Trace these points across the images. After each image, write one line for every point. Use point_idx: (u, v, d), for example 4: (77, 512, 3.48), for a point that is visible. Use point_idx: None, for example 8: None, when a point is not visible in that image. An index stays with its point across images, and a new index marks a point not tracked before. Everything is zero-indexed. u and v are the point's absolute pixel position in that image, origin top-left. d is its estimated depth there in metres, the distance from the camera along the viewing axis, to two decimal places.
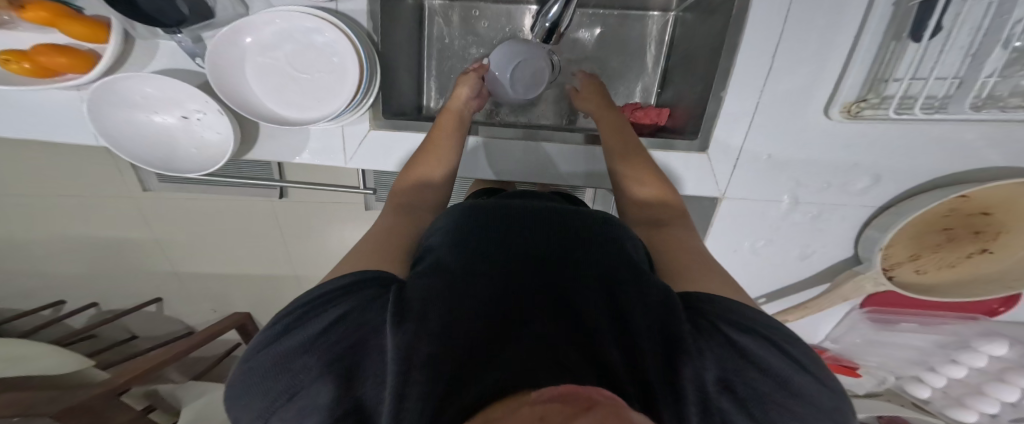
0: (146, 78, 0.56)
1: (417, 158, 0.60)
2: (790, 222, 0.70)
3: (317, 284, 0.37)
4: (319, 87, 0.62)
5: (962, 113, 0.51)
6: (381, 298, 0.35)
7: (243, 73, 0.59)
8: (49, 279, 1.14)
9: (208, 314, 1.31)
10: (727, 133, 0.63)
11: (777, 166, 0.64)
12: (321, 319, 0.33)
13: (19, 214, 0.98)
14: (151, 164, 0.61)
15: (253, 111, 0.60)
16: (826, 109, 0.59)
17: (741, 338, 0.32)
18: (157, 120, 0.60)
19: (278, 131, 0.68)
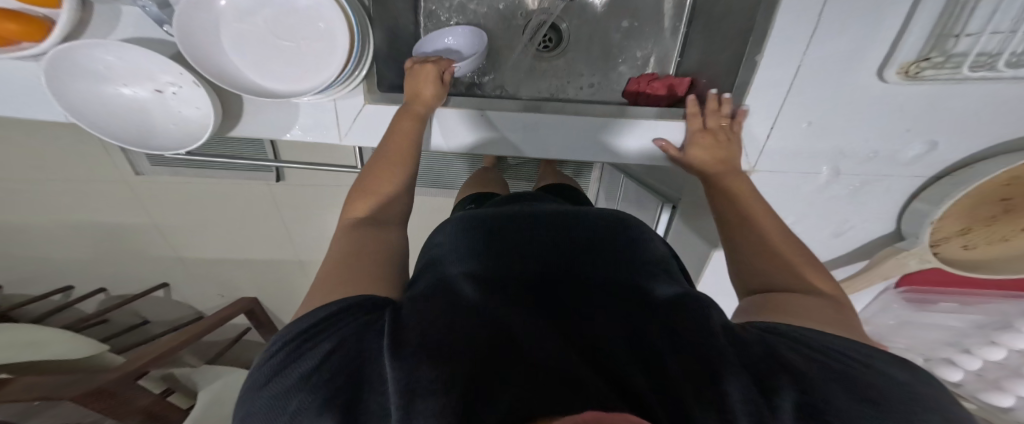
0: (106, 45, 0.51)
1: (372, 172, 0.53)
2: (827, 195, 0.64)
3: (312, 313, 0.34)
4: (305, 56, 0.57)
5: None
6: (378, 324, 0.32)
7: (218, 41, 0.53)
8: (55, 265, 1.13)
9: (216, 299, 1.31)
10: (758, 99, 0.57)
11: (816, 134, 0.58)
12: (317, 349, 0.30)
13: (16, 199, 0.96)
14: (127, 142, 0.57)
15: (230, 82, 0.54)
16: (880, 70, 0.51)
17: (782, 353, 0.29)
18: (127, 93, 0.55)
19: (264, 105, 0.62)
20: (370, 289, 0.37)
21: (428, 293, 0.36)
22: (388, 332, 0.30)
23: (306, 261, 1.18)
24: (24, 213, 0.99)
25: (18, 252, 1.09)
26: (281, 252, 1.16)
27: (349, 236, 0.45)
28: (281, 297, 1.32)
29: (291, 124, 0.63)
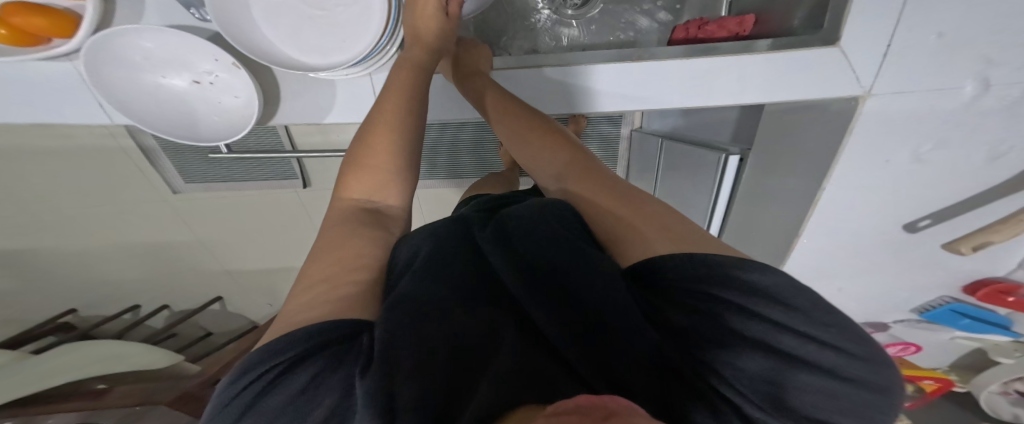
0: (144, 32, 0.51)
1: (368, 134, 0.44)
2: (965, 121, 0.49)
3: (254, 352, 0.26)
4: (338, 24, 0.54)
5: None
6: (352, 344, 0.26)
7: (247, 14, 0.51)
8: (122, 287, 1.20)
9: (266, 308, 1.33)
10: (866, 2, 0.45)
11: (955, 42, 0.44)
12: (284, 386, 0.24)
13: (77, 227, 1.01)
14: (169, 133, 0.57)
15: (264, 55, 0.50)
16: None
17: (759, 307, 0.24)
18: (168, 84, 0.56)
19: (303, 88, 0.60)
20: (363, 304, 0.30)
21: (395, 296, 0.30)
22: (363, 352, 0.25)
23: None
24: (86, 239, 1.04)
25: (86, 278, 1.16)
26: None
27: (349, 222, 0.38)
28: None
29: (330, 104, 0.61)
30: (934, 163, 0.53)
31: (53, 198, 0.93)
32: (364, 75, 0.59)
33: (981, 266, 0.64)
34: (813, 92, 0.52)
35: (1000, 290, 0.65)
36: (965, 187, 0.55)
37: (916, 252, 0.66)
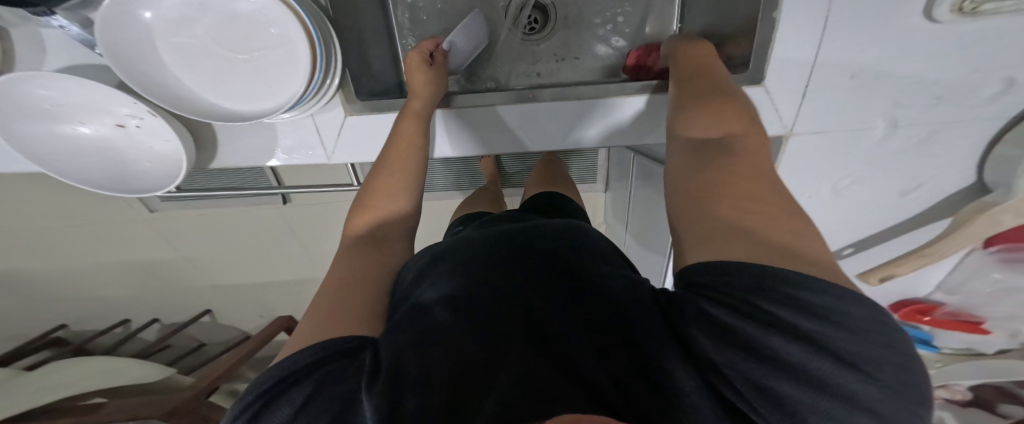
0: (42, 80, 0.49)
1: (373, 182, 0.51)
2: (882, 153, 0.54)
3: (272, 363, 0.30)
4: (261, 67, 0.53)
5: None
6: (357, 364, 0.29)
7: (164, 61, 0.52)
8: (110, 304, 1.22)
9: (256, 319, 1.36)
10: (781, 56, 0.48)
11: (863, 85, 0.48)
12: (289, 401, 0.27)
13: (62, 248, 1.03)
14: (104, 180, 0.58)
15: (189, 107, 0.54)
16: (930, 10, 0.42)
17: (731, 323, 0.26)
18: (87, 130, 0.55)
19: (242, 131, 0.62)
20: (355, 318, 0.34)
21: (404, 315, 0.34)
22: (366, 370, 0.28)
23: None
24: (67, 259, 1.06)
25: (67, 295, 1.17)
26: (305, 271, 1.18)
27: (352, 255, 0.43)
28: None
29: (274, 147, 0.63)
30: (863, 183, 0.59)
31: (27, 220, 0.94)
32: (306, 116, 0.61)
33: (905, 283, 0.77)
34: None
35: (917, 310, 0.81)
36: (893, 209, 0.63)
37: (863, 258, 0.71)
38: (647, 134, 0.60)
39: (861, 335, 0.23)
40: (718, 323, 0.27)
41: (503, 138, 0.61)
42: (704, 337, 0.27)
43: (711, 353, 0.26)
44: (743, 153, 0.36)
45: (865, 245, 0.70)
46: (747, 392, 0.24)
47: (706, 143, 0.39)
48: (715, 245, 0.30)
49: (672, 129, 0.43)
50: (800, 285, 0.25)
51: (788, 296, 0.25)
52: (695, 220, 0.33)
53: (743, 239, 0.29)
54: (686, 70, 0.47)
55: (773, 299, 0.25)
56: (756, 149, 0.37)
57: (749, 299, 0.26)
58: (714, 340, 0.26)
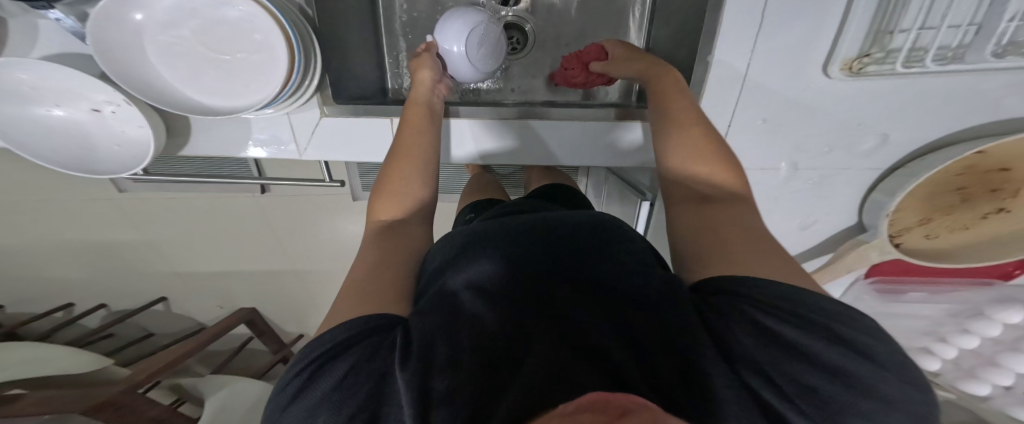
0: (21, 63, 0.49)
1: (391, 164, 0.54)
2: (790, 190, 0.65)
3: (314, 338, 0.34)
4: (244, 71, 0.54)
5: (980, 63, 0.46)
6: (390, 342, 0.33)
7: (143, 56, 0.51)
8: (57, 285, 1.17)
9: (216, 311, 1.32)
10: (708, 98, 0.57)
11: (772, 129, 0.59)
12: (330, 373, 0.31)
13: (15, 221, 1.00)
14: (71, 163, 0.56)
15: (160, 98, 0.52)
16: (825, 67, 0.53)
17: (767, 326, 0.30)
18: (59, 114, 0.54)
19: (214, 123, 0.63)
20: (385, 301, 0.38)
21: (433, 301, 0.37)
22: (399, 349, 0.31)
23: (303, 271, 1.20)
24: (24, 234, 1.04)
25: (12, 273, 1.12)
26: (277, 263, 1.18)
27: (381, 239, 0.47)
28: (280, 307, 1.33)
29: (246, 139, 0.64)
30: (769, 218, 0.70)
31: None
32: (281, 114, 0.63)
33: None
34: None
35: None
36: (807, 240, 0.73)
37: None
38: (629, 158, 0.69)
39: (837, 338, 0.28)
40: (758, 325, 0.30)
41: (516, 153, 0.69)
42: (745, 337, 0.30)
43: (754, 355, 0.29)
44: (724, 204, 0.44)
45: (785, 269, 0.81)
46: (790, 388, 0.27)
47: (711, 200, 0.45)
48: (727, 262, 0.36)
49: (674, 169, 0.49)
50: (785, 298, 0.31)
51: (805, 316, 0.30)
52: (698, 244, 0.40)
53: (748, 254, 0.36)
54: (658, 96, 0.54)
55: (767, 309, 0.31)
56: (752, 208, 0.43)
57: (787, 309, 0.30)
58: (756, 340, 0.29)
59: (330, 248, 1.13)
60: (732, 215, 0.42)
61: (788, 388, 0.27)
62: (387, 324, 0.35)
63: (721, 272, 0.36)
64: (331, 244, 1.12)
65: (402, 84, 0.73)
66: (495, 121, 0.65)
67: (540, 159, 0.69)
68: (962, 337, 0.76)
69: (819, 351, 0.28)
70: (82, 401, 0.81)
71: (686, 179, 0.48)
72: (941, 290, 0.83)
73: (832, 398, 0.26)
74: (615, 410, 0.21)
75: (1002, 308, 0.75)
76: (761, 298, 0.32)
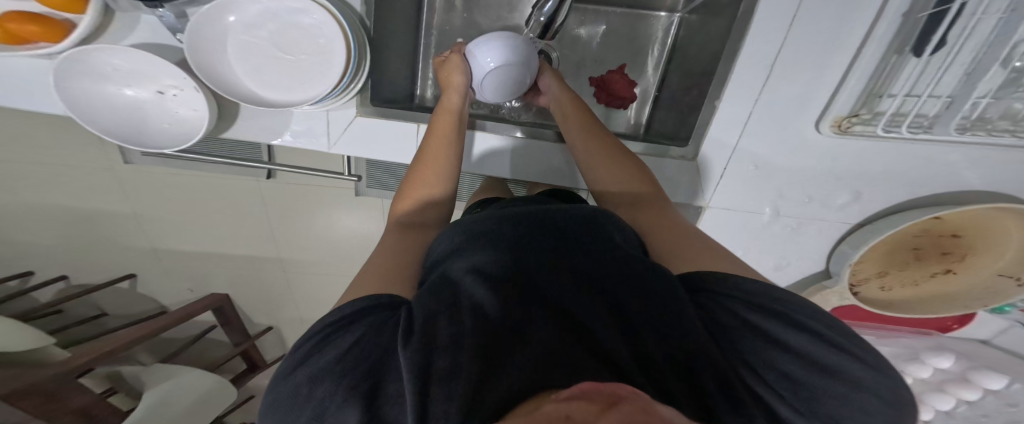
0: (115, 50, 0.57)
1: (415, 169, 0.59)
2: (770, 233, 0.74)
3: (329, 312, 0.38)
4: (302, 69, 0.64)
5: (944, 135, 0.53)
6: (393, 321, 0.36)
7: (223, 51, 0.61)
8: (21, 249, 1.11)
9: (185, 294, 1.26)
10: (713, 137, 0.66)
11: (763, 175, 0.67)
12: (336, 346, 0.34)
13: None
14: (119, 134, 0.62)
15: (227, 89, 0.61)
16: (817, 122, 0.61)
17: (758, 322, 0.35)
18: (129, 93, 0.62)
19: (260, 111, 0.68)
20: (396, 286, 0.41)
21: (436, 283, 0.39)
22: (401, 326, 0.33)
23: (288, 260, 1.18)
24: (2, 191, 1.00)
25: None
26: (261, 249, 1.15)
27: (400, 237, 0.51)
28: (255, 296, 1.29)
29: (282, 129, 0.69)
30: (751, 256, 0.78)
31: None
32: (321, 110, 0.68)
33: None
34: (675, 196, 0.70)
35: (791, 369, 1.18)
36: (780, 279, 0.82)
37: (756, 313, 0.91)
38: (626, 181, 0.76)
39: (803, 332, 0.33)
40: (746, 320, 0.35)
41: (528, 169, 0.75)
42: (738, 331, 0.34)
43: (739, 345, 0.34)
44: (652, 204, 0.52)
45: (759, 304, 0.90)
46: (773, 376, 0.32)
47: (637, 199, 0.54)
48: (684, 259, 0.43)
49: (612, 180, 0.57)
50: (763, 302, 0.36)
51: (787, 316, 0.35)
52: (655, 237, 0.47)
53: (702, 255, 0.42)
54: (574, 122, 0.63)
55: (752, 312, 0.35)
56: (668, 201, 0.53)
57: (764, 308, 0.35)
58: (742, 335, 0.34)
59: (322, 240, 1.12)
60: (657, 215, 0.50)
61: (770, 375, 0.32)
62: (389, 305, 0.38)
63: (684, 270, 0.41)
64: (323, 237, 1.11)
65: (427, 92, 0.81)
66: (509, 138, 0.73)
67: (550, 178, 0.76)
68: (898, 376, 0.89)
69: (799, 343, 0.33)
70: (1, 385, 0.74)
71: (614, 185, 0.57)
72: (889, 334, 0.92)
73: (808, 381, 0.31)
74: (608, 398, 0.21)
75: (936, 354, 0.87)
76: (746, 301, 0.36)
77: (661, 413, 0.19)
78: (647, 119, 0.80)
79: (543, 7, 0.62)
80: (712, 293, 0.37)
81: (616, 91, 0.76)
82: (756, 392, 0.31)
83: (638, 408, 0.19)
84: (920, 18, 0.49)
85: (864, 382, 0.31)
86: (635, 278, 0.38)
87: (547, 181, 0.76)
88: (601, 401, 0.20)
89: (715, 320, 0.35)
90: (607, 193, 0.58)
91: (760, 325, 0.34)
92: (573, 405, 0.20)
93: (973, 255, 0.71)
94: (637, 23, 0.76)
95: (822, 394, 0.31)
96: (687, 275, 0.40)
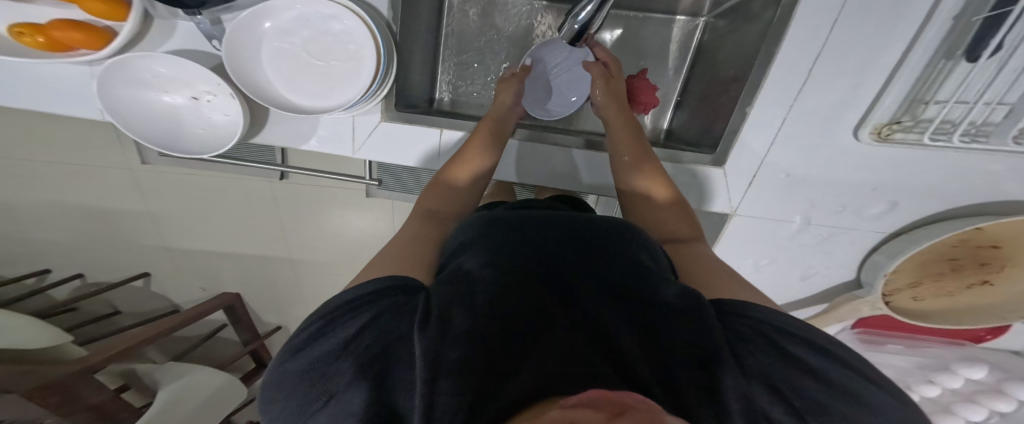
0: (157, 57, 0.57)
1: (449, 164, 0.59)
2: (798, 241, 0.72)
3: (342, 289, 0.36)
4: (332, 74, 0.64)
5: (1001, 145, 0.50)
6: (410, 304, 0.33)
7: (257, 56, 0.61)
8: (38, 246, 1.12)
9: (197, 293, 1.26)
10: (744, 143, 0.64)
11: (794, 184, 0.65)
12: (348, 325, 0.32)
13: (21, 175, 0.98)
14: (155, 141, 0.62)
15: (256, 92, 0.61)
16: (856, 129, 0.59)
17: (790, 349, 0.32)
18: (165, 99, 0.62)
19: (286, 117, 0.68)
20: (413, 269, 0.40)
21: (454, 275, 0.37)
22: (418, 313, 0.31)
23: (299, 260, 1.17)
24: (23, 190, 1.00)
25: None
26: (273, 248, 1.15)
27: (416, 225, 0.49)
28: (265, 295, 1.28)
29: (310, 134, 0.69)
30: (776, 265, 0.77)
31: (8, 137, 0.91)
32: (348, 116, 0.68)
33: None
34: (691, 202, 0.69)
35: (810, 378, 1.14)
36: (806, 287, 0.80)
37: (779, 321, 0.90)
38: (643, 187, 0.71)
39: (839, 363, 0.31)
40: (776, 346, 0.32)
41: (536, 172, 0.72)
42: (761, 354, 0.31)
43: (765, 369, 0.31)
44: (686, 242, 0.50)
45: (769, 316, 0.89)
46: (801, 404, 0.29)
47: (674, 240, 0.51)
48: (720, 287, 0.40)
49: (646, 209, 0.56)
50: (800, 330, 0.33)
51: (819, 347, 0.32)
52: (682, 266, 0.45)
53: (739, 287, 0.39)
54: (620, 133, 0.62)
55: (794, 342, 0.32)
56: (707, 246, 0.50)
57: (806, 339, 0.32)
58: (768, 358, 0.31)
59: (332, 240, 1.11)
60: (694, 252, 0.48)
61: (801, 403, 0.29)
62: (407, 289, 0.35)
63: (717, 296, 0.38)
64: (334, 237, 1.11)
65: (443, 96, 0.81)
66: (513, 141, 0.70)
67: (555, 180, 0.72)
68: (925, 386, 0.83)
69: (832, 373, 0.30)
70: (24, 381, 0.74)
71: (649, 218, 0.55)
72: (917, 344, 0.90)
73: (842, 413, 0.28)
74: (611, 407, 0.19)
75: (967, 364, 0.83)
76: (781, 328, 0.33)
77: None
78: (668, 124, 0.79)
79: (578, 13, 0.55)
80: (744, 315, 0.35)
81: (642, 99, 0.72)
82: (768, 413, 0.29)
83: (644, 416, 0.18)
84: (975, 21, 0.47)
85: (896, 416, 0.28)
86: (660, 289, 0.36)
87: (552, 184, 0.73)
88: (605, 411, 0.19)
89: (741, 340, 0.32)
90: (647, 217, 0.55)
91: (794, 352, 0.32)
92: (577, 413, 0.19)
93: (1013, 266, 0.67)
94: (661, 27, 0.75)
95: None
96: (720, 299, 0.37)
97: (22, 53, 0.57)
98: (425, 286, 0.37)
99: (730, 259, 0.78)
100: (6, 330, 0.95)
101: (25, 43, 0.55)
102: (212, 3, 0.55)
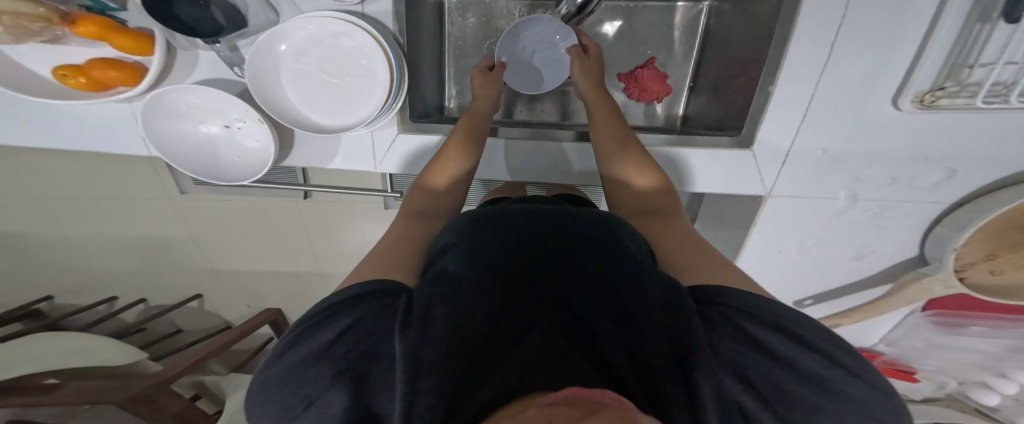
0: (192, 90, 0.60)
1: (436, 160, 0.57)
2: (846, 220, 0.65)
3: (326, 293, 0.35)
4: (350, 92, 0.65)
5: None
6: (393, 307, 0.32)
7: (277, 79, 0.63)
8: (104, 276, 1.23)
9: (243, 310, 1.34)
10: (770, 122, 0.58)
11: (833, 160, 0.58)
12: (328, 329, 0.31)
13: (83, 214, 1.08)
14: (195, 171, 0.65)
15: (283, 115, 0.63)
16: (895, 99, 0.52)
17: (751, 331, 0.28)
18: (202, 130, 0.65)
19: (312, 137, 0.69)
20: (394, 272, 0.37)
21: (435, 276, 0.35)
22: (400, 313, 0.31)
23: (331, 274, 1.21)
24: (86, 227, 1.11)
25: (70, 261, 1.19)
26: (305, 265, 1.20)
27: (405, 227, 0.48)
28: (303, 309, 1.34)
29: (333, 154, 0.70)
30: (823, 245, 0.70)
31: (67, 181, 1.00)
32: (367, 132, 0.69)
33: (862, 331, 0.89)
34: (691, 186, 0.64)
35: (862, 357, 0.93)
36: (866, 267, 0.72)
37: (837, 306, 0.81)
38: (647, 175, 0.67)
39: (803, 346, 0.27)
40: (740, 327, 0.29)
41: (544, 171, 0.70)
42: (727, 341, 0.28)
43: (735, 355, 0.28)
44: (667, 213, 0.48)
45: (817, 303, 0.82)
46: (766, 391, 0.26)
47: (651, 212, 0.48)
48: (689, 271, 0.36)
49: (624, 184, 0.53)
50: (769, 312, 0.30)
51: (773, 322, 0.29)
52: (657, 239, 0.42)
53: (708, 270, 0.35)
54: (600, 105, 0.60)
55: (758, 324, 0.29)
56: (685, 219, 0.47)
57: (772, 319, 0.29)
58: (733, 344, 0.28)
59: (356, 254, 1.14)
60: (670, 225, 0.45)
61: (763, 389, 0.26)
62: (390, 292, 0.34)
63: (694, 282, 0.34)
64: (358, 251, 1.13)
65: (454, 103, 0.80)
66: (522, 141, 0.68)
67: (564, 177, 0.71)
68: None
69: (799, 359, 0.27)
70: (119, 392, 0.81)
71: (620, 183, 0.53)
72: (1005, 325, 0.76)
73: (799, 396, 0.26)
74: (587, 405, 0.20)
75: None
76: (746, 309, 0.30)
77: (637, 416, 0.19)
78: (683, 110, 0.72)
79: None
80: (712, 300, 0.31)
81: (649, 87, 0.67)
82: (744, 408, 0.26)
83: (616, 413, 0.18)
84: None
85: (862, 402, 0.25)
86: (640, 281, 0.32)
87: (561, 181, 0.71)
88: (577, 409, 0.19)
89: (711, 329, 0.29)
90: (629, 199, 0.52)
91: (750, 332, 0.28)
92: (555, 410, 0.19)
93: None
94: (660, 14, 0.68)
95: (806, 409, 0.25)
96: (687, 285, 0.34)
97: (69, 96, 0.62)
98: (409, 288, 0.35)
99: (769, 245, 0.71)
100: (94, 350, 1.04)
101: (71, 85, 0.60)
102: (225, 33, 0.58)
